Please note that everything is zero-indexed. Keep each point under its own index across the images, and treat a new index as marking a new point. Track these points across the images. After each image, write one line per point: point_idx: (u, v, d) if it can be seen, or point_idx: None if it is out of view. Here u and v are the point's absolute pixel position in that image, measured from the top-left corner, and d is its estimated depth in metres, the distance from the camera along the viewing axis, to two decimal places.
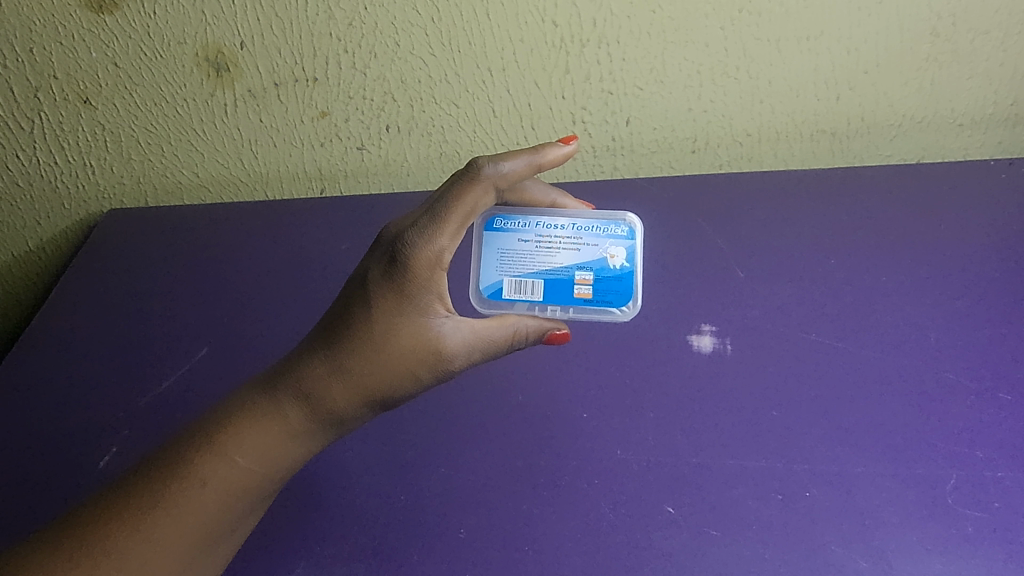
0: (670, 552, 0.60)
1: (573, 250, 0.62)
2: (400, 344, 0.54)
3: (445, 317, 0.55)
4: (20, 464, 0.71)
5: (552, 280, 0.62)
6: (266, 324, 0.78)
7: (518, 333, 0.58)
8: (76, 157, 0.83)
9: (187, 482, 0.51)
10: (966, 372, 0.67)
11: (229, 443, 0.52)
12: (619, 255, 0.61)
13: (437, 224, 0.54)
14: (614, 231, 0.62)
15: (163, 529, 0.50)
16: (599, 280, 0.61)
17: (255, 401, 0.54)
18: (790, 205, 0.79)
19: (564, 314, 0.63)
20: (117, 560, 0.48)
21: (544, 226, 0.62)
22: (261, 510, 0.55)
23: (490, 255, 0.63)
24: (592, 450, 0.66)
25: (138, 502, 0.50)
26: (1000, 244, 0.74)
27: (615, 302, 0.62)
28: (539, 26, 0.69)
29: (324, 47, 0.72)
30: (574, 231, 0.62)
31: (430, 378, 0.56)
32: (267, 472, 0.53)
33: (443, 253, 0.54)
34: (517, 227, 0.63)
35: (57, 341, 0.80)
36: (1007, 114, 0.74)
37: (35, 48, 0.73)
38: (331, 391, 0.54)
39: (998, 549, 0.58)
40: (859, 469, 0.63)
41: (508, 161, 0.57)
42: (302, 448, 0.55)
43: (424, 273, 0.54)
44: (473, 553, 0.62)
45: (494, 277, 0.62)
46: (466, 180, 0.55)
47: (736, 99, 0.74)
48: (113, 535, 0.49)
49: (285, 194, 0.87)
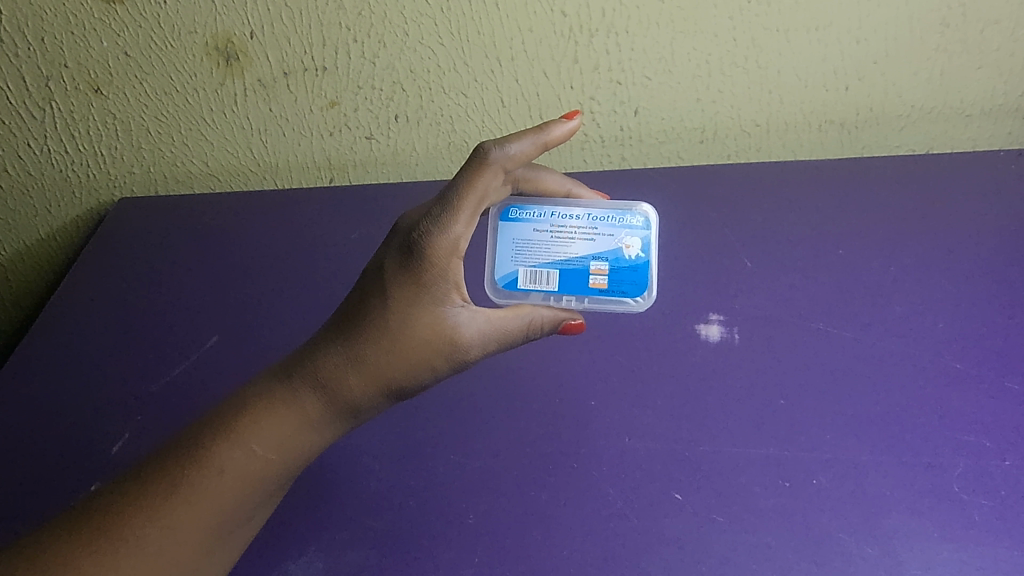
0: (678, 537, 0.61)
1: (589, 239, 0.62)
2: (415, 335, 0.55)
3: (461, 307, 0.56)
4: (34, 451, 0.72)
5: (567, 270, 0.62)
6: (277, 312, 0.79)
7: (532, 323, 0.59)
8: (87, 146, 0.84)
9: (204, 470, 0.52)
10: (975, 362, 0.67)
11: (247, 431, 0.53)
12: (634, 246, 0.62)
13: (451, 212, 0.54)
14: (630, 221, 0.62)
15: (181, 516, 0.51)
16: (614, 270, 0.62)
17: (271, 390, 0.55)
18: (798, 196, 0.79)
19: (579, 304, 0.64)
20: (135, 546, 0.49)
21: (559, 216, 0.63)
22: (276, 498, 0.56)
23: (505, 246, 0.63)
24: (601, 437, 0.67)
25: (156, 488, 0.51)
26: (1008, 234, 0.74)
27: (630, 293, 0.62)
28: (548, 17, 0.69)
29: (334, 36, 0.72)
30: (589, 221, 0.63)
31: (446, 367, 0.57)
32: (284, 461, 0.54)
33: (459, 241, 0.55)
34: (533, 217, 0.63)
35: (70, 329, 0.81)
36: (1016, 105, 0.74)
37: (46, 38, 0.74)
38: (347, 380, 0.54)
39: (1003, 536, 0.59)
40: (865, 457, 0.63)
41: (515, 142, 0.56)
42: (318, 436, 0.55)
43: (440, 263, 0.54)
44: (483, 538, 0.63)
45: (509, 267, 0.63)
46: (475, 166, 0.55)
47: (744, 90, 0.74)
48: (131, 519, 0.50)
49: (295, 183, 0.88)
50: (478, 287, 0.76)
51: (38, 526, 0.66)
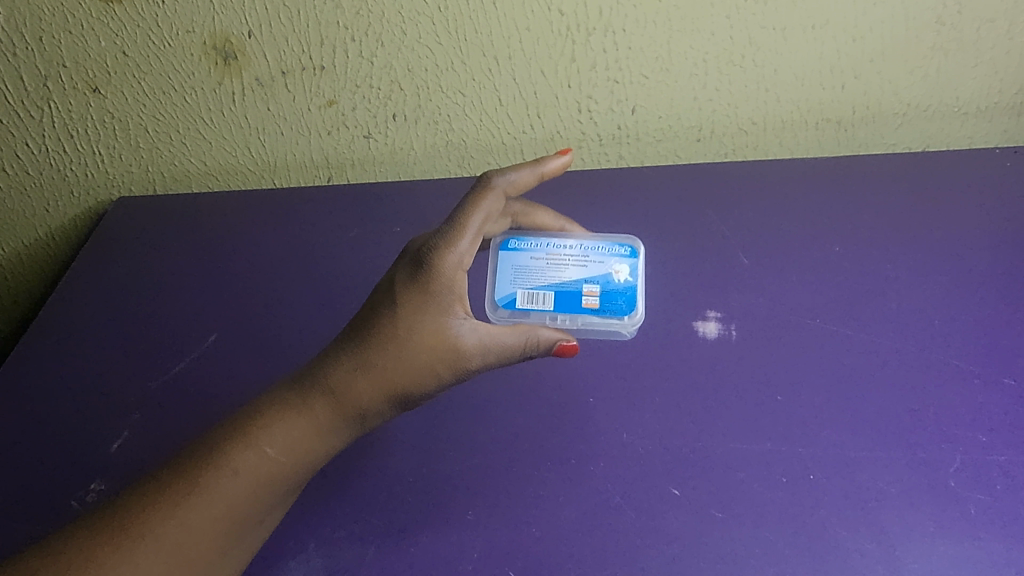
0: (676, 534, 0.61)
1: (581, 265, 0.67)
2: (420, 342, 0.56)
3: (463, 319, 0.58)
4: (31, 451, 0.71)
5: (562, 291, 0.66)
6: (275, 310, 0.79)
7: (529, 342, 0.59)
8: (85, 145, 0.84)
9: (219, 471, 0.52)
10: (972, 358, 0.67)
11: (261, 434, 0.54)
12: (623, 271, 0.67)
13: (457, 228, 0.59)
14: (619, 251, 0.68)
15: (197, 515, 0.51)
16: (606, 291, 0.66)
17: (283, 397, 0.56)
18: (794, 192, 0.80)
19: (573, 324, 0.67)
20: (154, 543, 0.49)
21: (553, 246, 0.68)
22: (287, 502, 0.56)
23: (504, 271, 0.67)
24: (598, 434, 0.67)
25: (174, 488, 0.52)
26: (1003, 230, 0.75)
27: (620, 313, 0.66)
28: (545, 15, 0.69)
29: (332, 36, 0.72)
30: (581, 250, 0.67)
31: (450, 375, 0.58)
32: (295, 464, 0.55)
33: (464, 256, 0.59)
34: (530, 246, 0.68)
35: (66, 325, 0.81)
36: (1011, 103, 0.76)
37: (44, 37, 0.74)
38: (356, 386, 0.56)
39: (999, 530, 0.59)
40: (862, 453, 0.63)
41: (514, 172, 0.63)
42: (329, 442, 0.56)
43: (447, 273, 0.58)
44: (482, 534, 0.63)
45: (508, 289, 0.66)
46: (480, 189, 0.61)
47: (741, 88, 0.75)
48: (150, 518, 0.50)
49: (292, 181, 0.89)
50: (476, 285, 0.77)
51: (44, 531, 0.65)
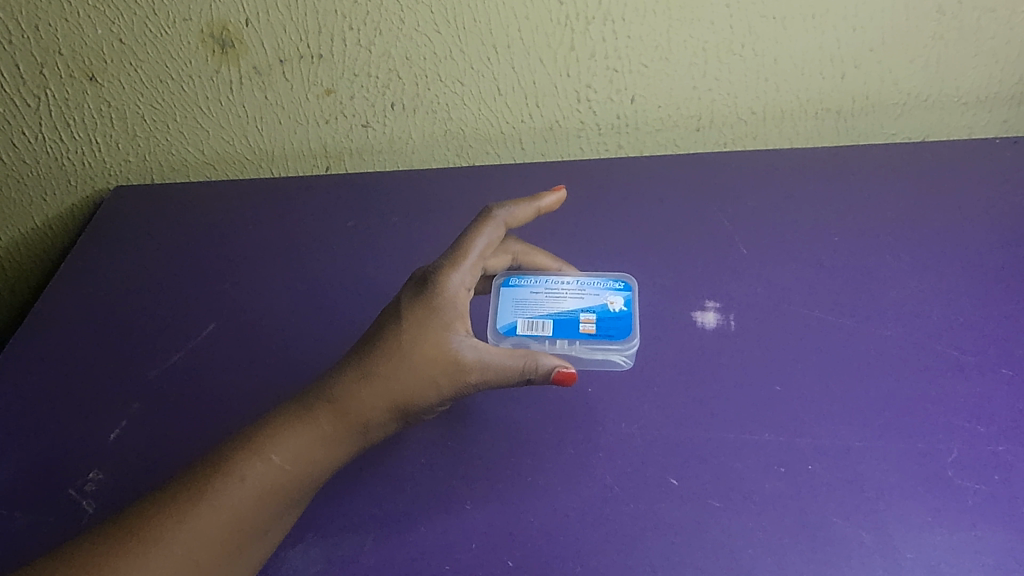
0: (671, 524, 0.60)
1: (579, 295, 0.69)
2: (421, 355, 0.57)
3: (464, 337, 0.59)
4: (20, 440, 0.68)
5: (560, 318, 0.68)
6: (271, 299, 0.78)
7: (528, 365, 0.58)
8: (81, 134, 0.83)
9: (228, 477, 0.53)
10: (970, 348, 0.67)
11: (268, 442, 0.55)
12: (618, 300, 0.69)
13: (459, 253, 0.62)
14: (613, 285, 0.70)
15: (205, 520, 0.51)
16: (602, 318, 0.68)
17: (291, 411, 0.58)
18: (794, 181, 0.80)
19: (571, 350, 0.69)
20: (165, 547, 0.50)
21: (551, 281, 0.70)
22: (296, 513, 0.57)
23: (505, 302, 0.70)
24: (597, 425, 0.67)
25: (184, 495, 0.52)
26: (1002, 219, 0.75)
27: (617, 339, 0.68)
28: (545, 4, 0.69)
29: (330, 24, 0.72)
30: (578, 285, 0.70)
31: (450, 390, 0.58)
32: (301, 472, 0.55)
33: (465, 280, 0.61)
34: (529, 282, 0.71)
35: (60, 311, 0.80)
36: (1012, 93, 0.77)
37: (40, 25, 0.73)
38: (360, 395, 0.57)
39: (998, 521, 0.57)
40: (859, 443, 0.63)
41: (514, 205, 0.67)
42: (335, 452, 0.57)
43: (449, 293, 0.60)
44: (475, 525, 0.62)
45: (508, 318, 0.69)
46: (482, 219, 0.65)
47: (740, 77, 0.75)
48: (162, 523, 0.51)
49: (291, 171, 0.89)
50: None
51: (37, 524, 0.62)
